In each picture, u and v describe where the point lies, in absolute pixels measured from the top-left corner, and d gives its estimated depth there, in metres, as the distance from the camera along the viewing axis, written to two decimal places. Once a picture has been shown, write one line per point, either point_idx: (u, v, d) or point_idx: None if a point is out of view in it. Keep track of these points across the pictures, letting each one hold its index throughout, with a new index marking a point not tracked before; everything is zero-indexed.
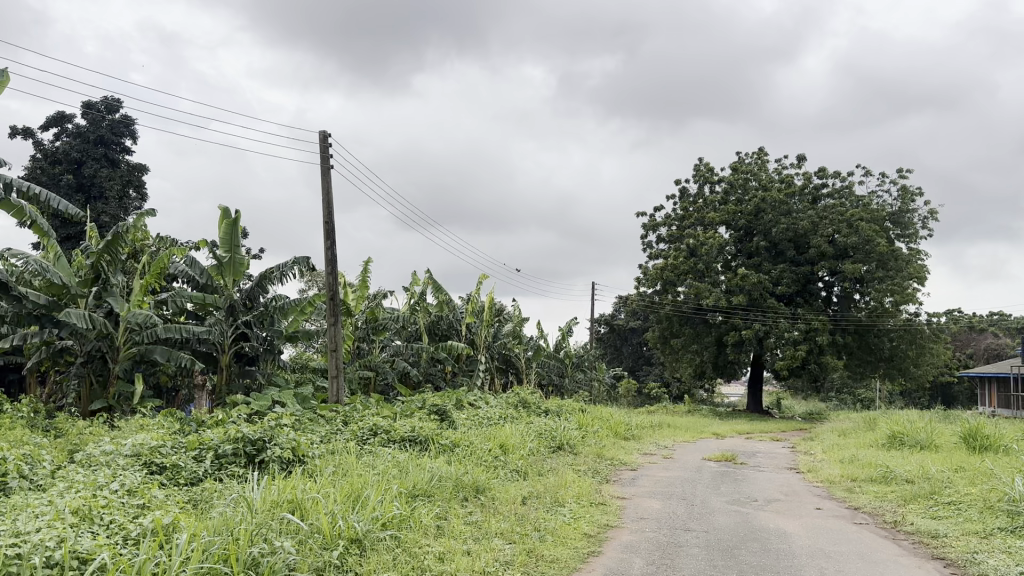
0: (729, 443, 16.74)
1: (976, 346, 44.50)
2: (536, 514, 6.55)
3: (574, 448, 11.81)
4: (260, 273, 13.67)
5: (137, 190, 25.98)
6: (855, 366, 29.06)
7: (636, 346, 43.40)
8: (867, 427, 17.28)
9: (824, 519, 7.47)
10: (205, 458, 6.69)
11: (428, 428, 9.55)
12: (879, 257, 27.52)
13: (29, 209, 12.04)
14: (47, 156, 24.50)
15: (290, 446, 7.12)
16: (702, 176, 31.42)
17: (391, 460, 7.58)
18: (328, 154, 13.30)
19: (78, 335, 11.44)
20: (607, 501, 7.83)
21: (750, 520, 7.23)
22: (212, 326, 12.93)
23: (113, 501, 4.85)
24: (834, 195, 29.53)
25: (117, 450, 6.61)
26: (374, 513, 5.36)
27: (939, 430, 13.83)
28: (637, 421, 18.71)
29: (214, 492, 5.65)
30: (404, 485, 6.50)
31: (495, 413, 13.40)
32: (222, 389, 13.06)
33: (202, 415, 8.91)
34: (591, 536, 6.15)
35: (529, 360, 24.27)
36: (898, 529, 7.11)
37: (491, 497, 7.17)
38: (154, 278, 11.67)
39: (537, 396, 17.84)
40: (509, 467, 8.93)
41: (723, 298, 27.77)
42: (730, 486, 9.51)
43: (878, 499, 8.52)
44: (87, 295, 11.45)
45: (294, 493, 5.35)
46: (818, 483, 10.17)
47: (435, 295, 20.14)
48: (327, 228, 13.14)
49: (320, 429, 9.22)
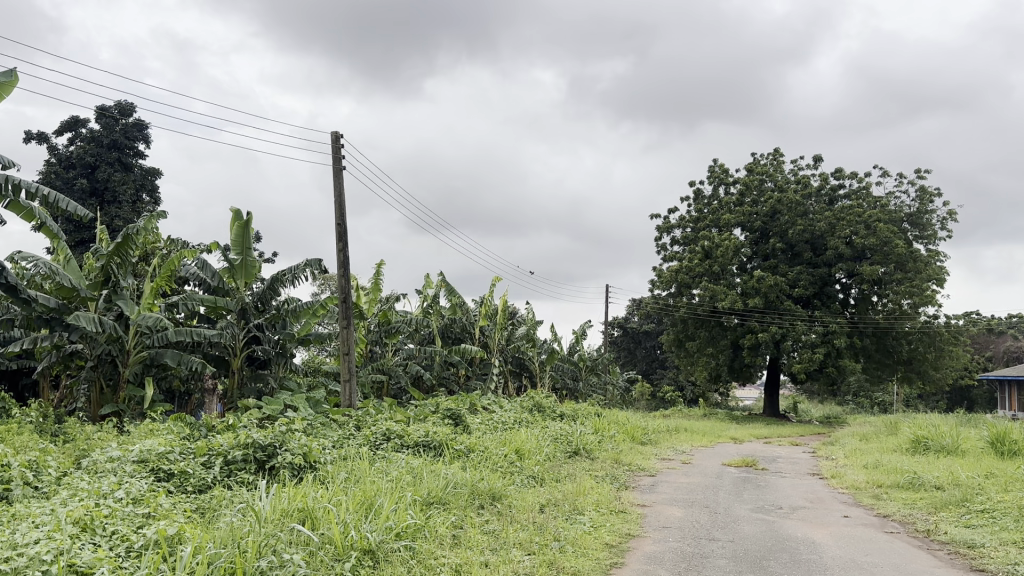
0: (747, 447, 16.46)
1: (995, 348, 43.97)
2: (556, 523, 6.33)
3: (590, 453, 11.57)
4: (272, 275, 13.50)
5: (151, 194, 25.89)
6: (873, 369, 28.68)
7: (650, 349, 43.09)
8: (889, 432, 16.95)
9: (853, 528, 7.20)
10: (214, 464, 6.50)
11: (442, 433, 9.34)
12: (897, 259, 27.13)
13: (37, 211, 11.91)
14: (61, 161, 24.50)
15: (301, 452, 6.92)
16: (717, 177, 31.15)
17: (405, 466, 7.38)
18: (341, 155, 13.14)
19: (88, 339, 11.23)
20: (628, 508, 7.59)
21: (777, 528, 6.98)
22: (224, 329, 12.66)
23: (116, 511, 4.66)
24: (851, 195, 29.19)
25: (122, 456, 6.42)
26: (388, 523, 5.15)
27: (964, 434, 13.50)
28: (653, 425, 18.47)
29: (222, 501, 5.46)
30: (417, 493, 6.29)
31: (509, 418, 13.20)
32: (234, 393, 12.93)
33: (212, 420, 8.72)
34: (613, 547, 5.91)
35: (543, 364, 24.02)
36: (931, 538, 6.83)
37: (508, 505, 6.95)
38: (165, 281, 11.58)
39: (552, 401, 17.62)
40: (525, 473, 8.70)
41: (739, 300, 27.43)
42: (752, 492, 9.25)
43: (906, 506, 8.24)
44: (97, 297, 11.37)
45: (305, 502, 5.15)
46: (842, 489, 9.88)
47: (448, 298, 19.99)
48: (339, 229, 12.96)
49: (332, 433, 9.04)
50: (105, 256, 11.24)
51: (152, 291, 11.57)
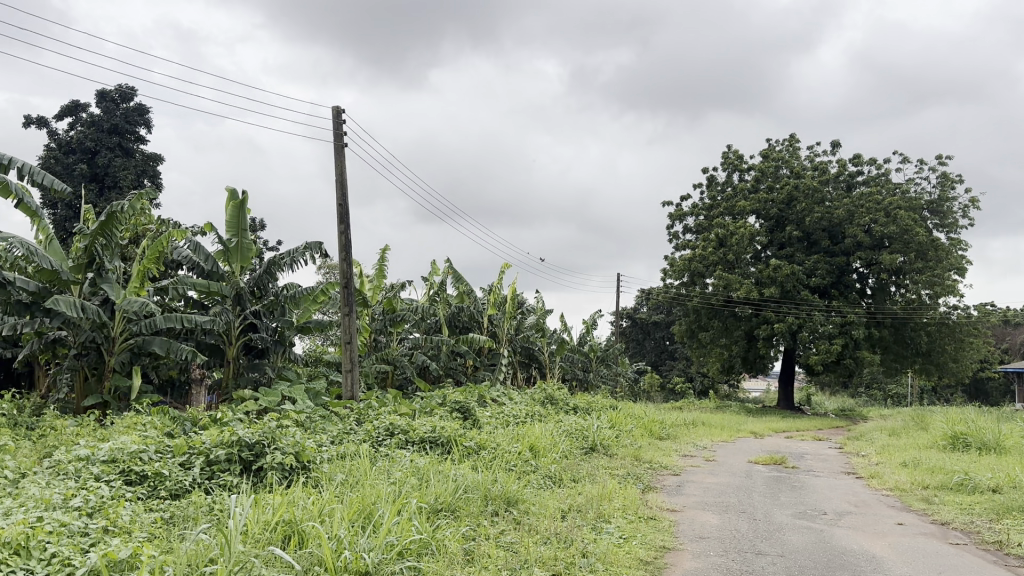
0: (770, 442, 15.73)
1: (1011, 340, 43.06)
2: (582, 535, 5.56)
3: (608, 450, 10.80)
4: (269, 259, 12.72)
5: (152, 180, 25.16)
6: (891, 362, 27.82)
7: (659, 340, 42.33)
8: (918, 426, 16.16)
9: (913, 538, 6.39)
10: (193, 465, 5.74)
11: (451, 428, 8.57)
12: (919, 247, 26.15)
13: (15, 187, 11.08)
14: (61, 146, 23.76)
15: (293, 451, 6.12)
16: (731, 163, 30.26)
17: (409, 467, 6.62)
18: (342, 130, 12.34)
19: (71, 326, 10.44)
20: (658, 514, 6.82)
21: (828, 539, 6.20)
22: (218, 316, 11.79)
23: (67, 526, 3.91)
24: (870, 181, 28.29)
25: (91, 455, 5.64)
26: (389, 539, 4.36)
27: (1004, 430, 12.68)
28: (670, 418, 17.71)
29: (199, 510, 4.71)
30: (423, 499, 5.54)
31: (521, 411, 12.47)
32: (229, 384, 12.18)
33: (199, 413, 7.96)
34: (649, 563, 5.14)
35: (553, 354, 23.29)
36: (1006, 551, 6.00)
37: (526, 512, 6.16)
38: (152, 263, 10.74)
39: (564, 392, 16.83)
40: (542, 473, 7.94)
41: (755, 290, 26.50)
42: (789, 495, 8.43)
43: (964, 512, 7.45)
44: (81, 281, 10.55)
45: (292, 514, 4.40)
46: (885, 491, 9.08)
47: (455, 285, 19.21)
48: (341, 210, 12.18)
49: (331, 428, 8.34)
50: (90, 235, 10.39)
51: (140, 274, 10.77)
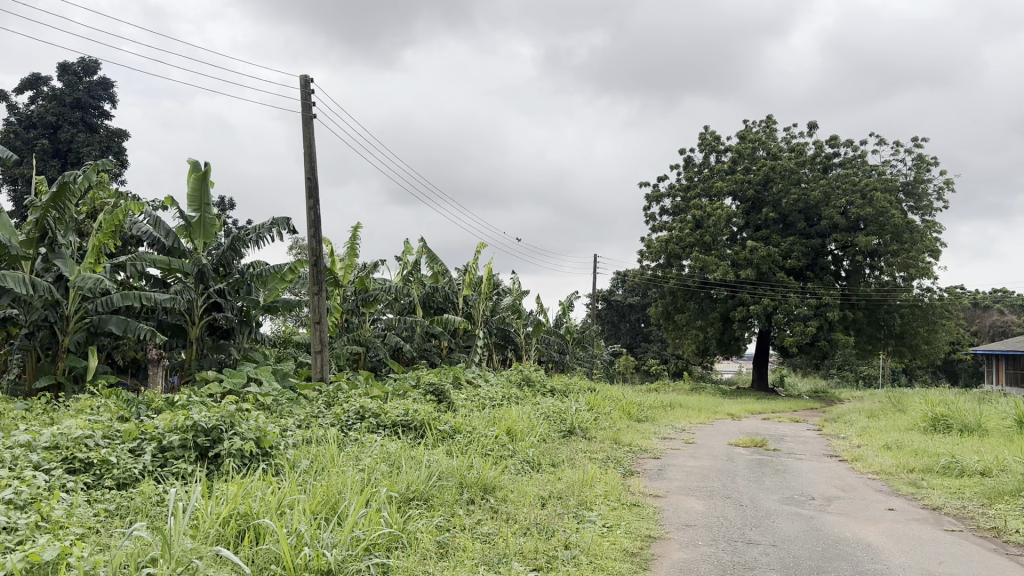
0: (748, 424, 15.51)
1: (981, 322, 43.43)
2: (564, 524, 5.22)
3: (586, 433, 10.49)
4: (233, 235, 12.22)
5: (117, 156, 24.40)
6: (866, 343, 27.81)
7: (634, 322, 42.05)
8: (897, 408, 16.00)
9: (907, 525, 6.11)
10: (144, 452, 5.31)
11: (424, 411, 8.18)
12: (894, 229, 26.09)
13: None
14: (21, 120, 22.91)
15: (254, 437, 5.72)
16: (708, 145, 29.97)
17: (379, 452, 6.24)
18: (310, 101, 11.82)
19: (22, 304, 9.92)
20: (642, 501, 6.50)
21: (819, 527, 5.91)
22: (179, 293, 11.28)
23: None
24: (845, 163, 28.14)
25: (31, 441, 5.19)
26: (354, 533, 3.98)
27: (984, 411, 12.48)
28: (647, 400, 17.44)
29: (145, 502, 4.29)
30: (394, 488, 5.16)
31: (496, 393, 12.09)
32: (192, 365, 11.72)
33: (155, 396, 7.50)
34: (635, 555, 4.82)
35: (528, 336, 22.97)
36: (1005, 539, 5.72)
37: (504, 500, 5.80)
38: (108, 237, 10.20)
39: (541, 373, 16.46)
40: (519, 458, 7.59)
41: (731, 271, 26.29)
42: (775, 479, 8.15)
43: (955, 497, 7.20)
44: (31, 257, 9.97)
45: (248, 506, 4.01)
46: (871, 474, 8.85)
47: (430, 265, 18.79)
48: (309, 185, 11.70)
49: (298, 412, 7.93)
50: (41, 208, 9.87)
51: (95, 249, 10.23)
